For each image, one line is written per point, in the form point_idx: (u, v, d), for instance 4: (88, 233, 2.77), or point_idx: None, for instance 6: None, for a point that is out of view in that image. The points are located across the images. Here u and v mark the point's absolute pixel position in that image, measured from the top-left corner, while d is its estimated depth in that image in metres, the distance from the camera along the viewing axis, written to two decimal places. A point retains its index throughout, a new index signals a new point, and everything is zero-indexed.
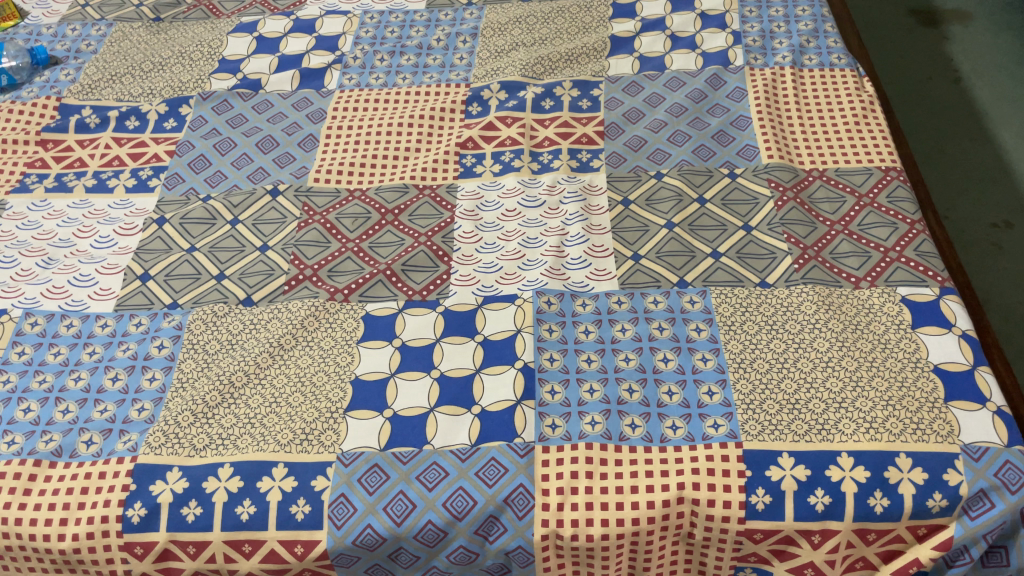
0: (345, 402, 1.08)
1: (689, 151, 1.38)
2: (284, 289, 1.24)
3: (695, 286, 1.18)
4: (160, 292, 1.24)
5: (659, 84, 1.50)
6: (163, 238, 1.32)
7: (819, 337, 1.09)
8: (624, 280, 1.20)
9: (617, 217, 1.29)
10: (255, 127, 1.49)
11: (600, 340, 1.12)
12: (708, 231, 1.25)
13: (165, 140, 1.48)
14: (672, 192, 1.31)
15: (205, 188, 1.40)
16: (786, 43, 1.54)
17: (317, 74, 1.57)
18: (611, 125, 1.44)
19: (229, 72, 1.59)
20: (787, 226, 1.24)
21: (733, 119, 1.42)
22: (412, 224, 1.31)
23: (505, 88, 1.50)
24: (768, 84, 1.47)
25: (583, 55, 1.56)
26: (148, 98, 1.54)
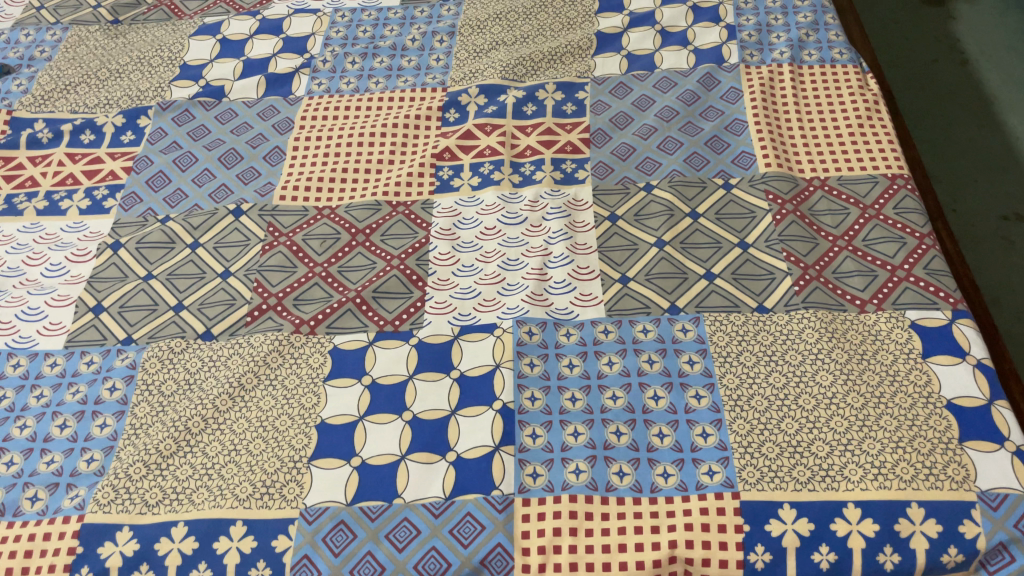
0: (309, 450, 1.00)
1: (681, 160, 1.28)
2: (246, 320, 1.15)
3: (687, 313, 1.09)
4: (113, 327, 1.16)
5: (648, 85, 1.40)
6: (118, 265, 1.24)
7: (822, 371, 1.01)
8: (611, 307, 1.11)
9: (603, 234, 1.20)
10: (217, 140, 1.39)
11: (585, 375, 1.03)
12: (702, 250, 1.16)
13: (122, 155, 1.39)
14: (661, 206, 1.22)
15: (164, 208, 1.31)
16: (784, 38, 1.45)
17: (284, 80, 1.48)
18: (597, 131, 1.35)
19: (191, 78, 1.49)
20: (786, 243, 1.15)
21: (728, 124, 1.33)
22: (384, 246, 1.23)
23: (485, 92, 1.41)
24: (765, 84, 1.37)
25: (568, 55, 1.47)
26: (105, 110, 1.45)
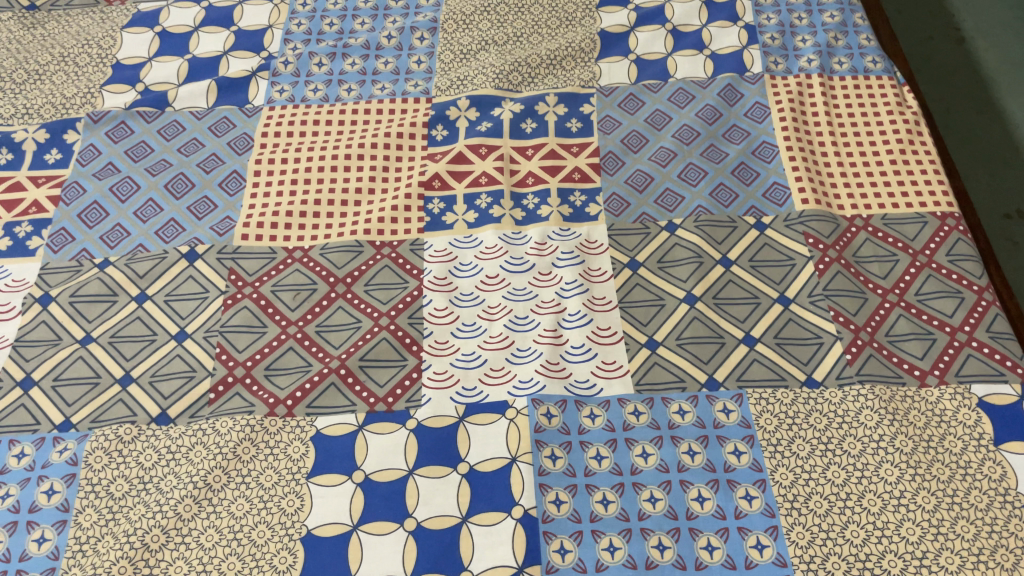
0: (296, 571, 0.85)
1: (706, 193, 1.13)
2: (209, 398, 0.97)
3: (728, 388, 0.95)
4: (48, 408, 0.97)
5: (662, 98, 1.24)
6: (50, 325, 1.04)
7: (886, 464, 0.89)
8: (640, 380, 0.96)
9: (623, 286, 1.05)
10: (162, 161, 1.18)
11: (616, 471, 0.89)
12: (737, 307, 1.02)
13: (48, 180, 1.17)
14: (687, 250, 1.07)
15: (101, 249, 1.10)
16: (811, 42, 1.29)
17: (240, 84, 1.26)
18: (608, 155, 1.18)
19: (126, 81, 1.27)
20: (831, 299, 1.02)
21: (755, 147, 1.17)
22: (369, 299, 1.05)
23: (476, 105, 1.23)
24: (794, 100, 1.21)
25: (569, 59, 1.29)
26: (24, 122, 1.23)
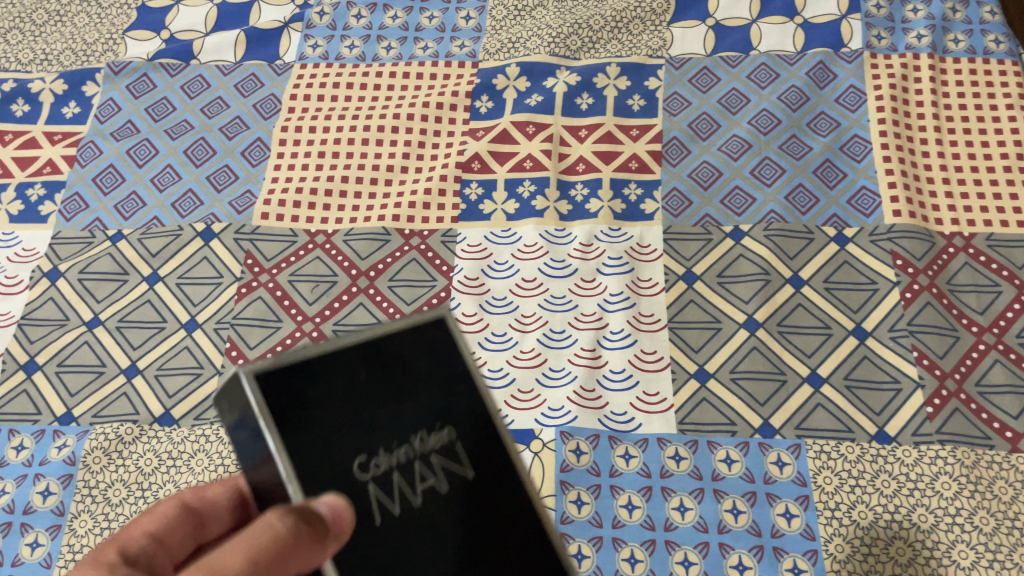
0: None
1: (781, 196, 0.98)
2: (215, 399, 0.90)
3: (785, 437, 0.84)
4: (50, 397, 0.92)
5: (741, 74, 1.08)
6: (58, 303, 0.98)
7: (960, 544, 0.77)
8: (684, 418, 0.86)
9: (675, 302, 0.93)
10: (184, 122, 1.09)
11: (648, 525, 0.80)
12: (805, 338, 0.89)
13: (64, 137, 1.09)
14: (754, 264, 0.94)
15: (114, 220, 1.03)
16: (922, 14, 1.11)
17: (271, 37, 1.16)
18: (671, 141, 1.04)
19: (151, 27, 1.18)
20: (916, 336, 0.88)
21: (844, 142, 1.02)
22: (392, 297, 0.95)
23: (527, 74, 1.10)
24: (896, 85, 1.04)
25: (637, 22, 1.13)
26: (43, 69, 1.15)
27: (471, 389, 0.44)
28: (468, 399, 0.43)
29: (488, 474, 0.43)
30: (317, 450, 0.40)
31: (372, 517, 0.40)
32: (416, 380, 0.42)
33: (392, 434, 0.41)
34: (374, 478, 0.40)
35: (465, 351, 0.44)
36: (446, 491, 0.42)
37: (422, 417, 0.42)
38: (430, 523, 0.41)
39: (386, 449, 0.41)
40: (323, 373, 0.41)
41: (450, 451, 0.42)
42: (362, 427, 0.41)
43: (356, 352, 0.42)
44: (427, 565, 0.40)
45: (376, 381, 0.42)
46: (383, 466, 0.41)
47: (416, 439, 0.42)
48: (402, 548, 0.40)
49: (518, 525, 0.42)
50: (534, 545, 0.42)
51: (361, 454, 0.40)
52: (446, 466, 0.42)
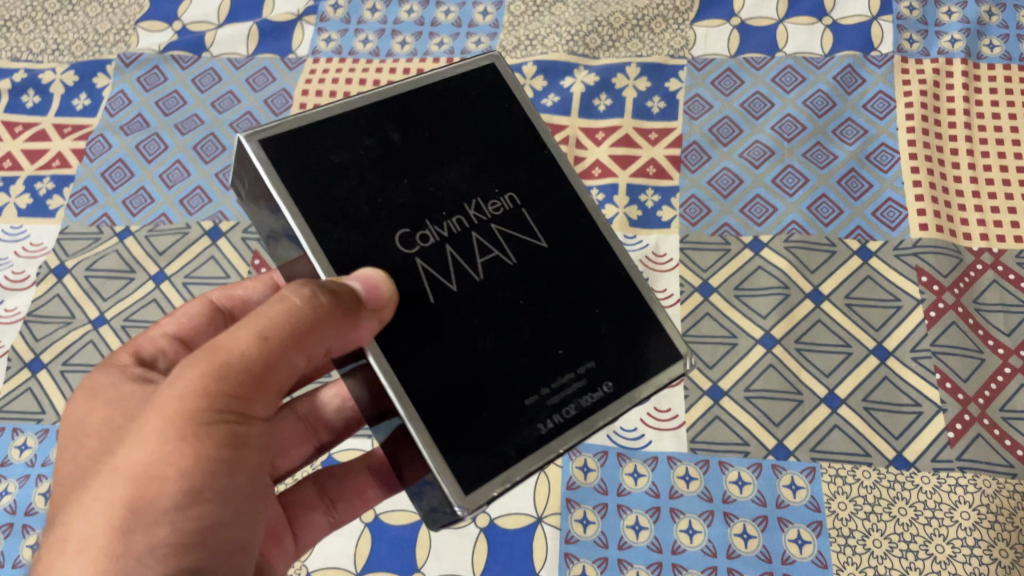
0: None
1: (804, 207, 0.95)
2: None
3: (799, 460, 0.81)
4: (54, 395, 0.91)
5: (765, 77, 1.04)
6: (64, 300, 0.97)
7: None
8: (696, 437, 0.83)
9: (690, 315, 0.90)
10: (194, 117, 1.07)
11: (655, 547, 0.78)
12: (824, 356, 0.86)
13: (73, 130, 1.08)
14: (773, 277, 0.91)
15: (122, 216, 1.01)
16: (957, 16, 1.06)
17: (284, 30, 1.13)
18: (691, 145, 1.01)
19: (163, 18, 1.16)
20: (939, 357, 0.85)
21: (870, 151, 0.98)
22: None
23: (544, 73, 1.07)
24: (927, 92, 1.01)
25: (659, 20, 1.10)
26: (55, 60, 1.13)
27: (512, 106, 0.58)
28: (518, 158, 0.57)
29: (546, 213, 0.56)
30: (383, 209, 0.52)
31: (427, 291, 0.52)
32: (468, 145, 0.56)
33: (447, 204, 0.54)
34: (421, 250, 0.52)
35: (500, 103, 0.58)
36: (510, 260, 0.54)
37: (478, 190, 0.55)
38: (484, 279, 0.53)
39: (434, 220, 0.53)
40: (356, 138, 0.53)
41: (504, 215, 0.55)
42: (423, 194, 0.53)
43: (400, 120, 0.55)
44: (512, 320, 0.53)
45: (414, 141, 0.54)
46: (434, 238, 0.53)
47: (469, 210, 0.54)
48: (461, 317, 0.52)
49: (585, 269, 0.56)
50: (609, 290, 0.56)
51: (409, 228, 0.53)
52: (502, 232, 0.55)
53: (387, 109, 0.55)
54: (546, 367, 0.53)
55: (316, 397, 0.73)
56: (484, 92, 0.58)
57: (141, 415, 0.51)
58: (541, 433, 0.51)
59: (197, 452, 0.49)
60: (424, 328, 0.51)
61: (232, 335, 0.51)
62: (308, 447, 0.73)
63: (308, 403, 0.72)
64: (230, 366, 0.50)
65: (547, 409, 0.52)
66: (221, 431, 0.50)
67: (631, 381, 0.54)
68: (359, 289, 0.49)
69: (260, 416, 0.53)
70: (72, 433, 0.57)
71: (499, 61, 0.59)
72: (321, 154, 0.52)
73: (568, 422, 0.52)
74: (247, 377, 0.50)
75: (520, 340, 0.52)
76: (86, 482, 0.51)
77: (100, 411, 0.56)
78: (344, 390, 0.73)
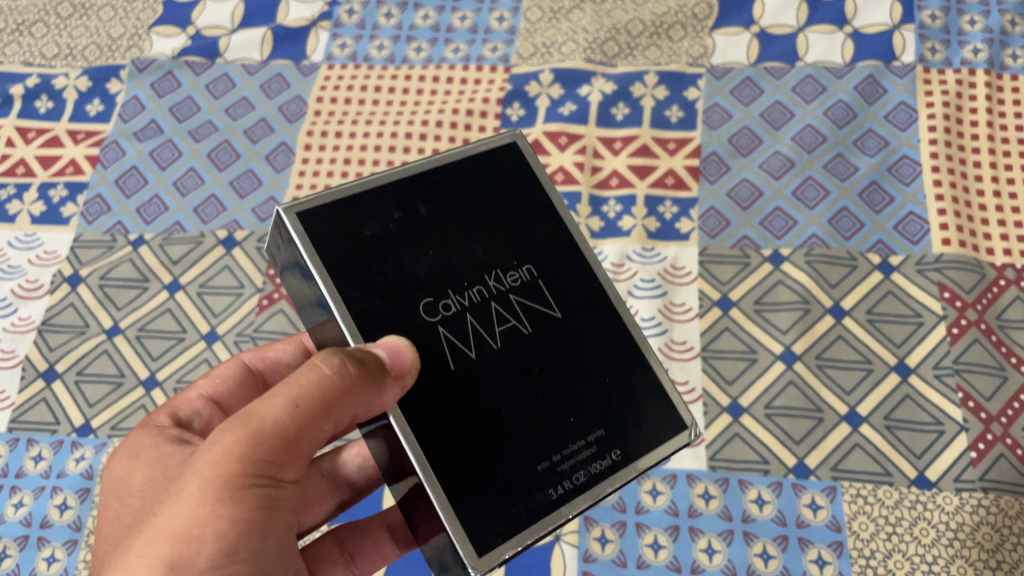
0: None
1: (824, 220, 0.94)
2: None
3: (820, 479, 0.81)
4: (69, 406, 0.91)
5: (785, 86, 1.03)
6: (78, 309, 0.96)
7: None
8: (715, 455, 0.82)
9: (709, 330, 0.89)
10: (208, 124, 1.07)
11: (674, 566, 0.77)
12: (846, 373, 0.86)
13: (87, 136, 1.07)
14: (793, 292, 0.90)
15: (136, 224, 1.01)
16: (981, 25, 1.05)
17: (298, 35, 1.12)
18: (710, 156, 1.00)
19: (177, 23, 1.15)
20: (961, 375, 0.84)
21: (892, 163, 0.97)
22: None
23: (561, 81, 1.06)
24: (950, 103, 0.99)
25: (678, 27, 1.09)
26: (68, 64, 1.13)
27: (527, 184, 0.57)
28: (537, 230, 0.56)
29: (564, 280, 0.55)
30: (403, 278, 0.51)
31: (447, 358, 0.50)
32: (491, 216, 0.55)
33: (468, 274, 0.53)
34: (443, 319, 0.51)
35: (516, 178, 0.57)
36: (528, 329, 0.53)
37: (499, 261, 0.54)
38: (504, 349, 0.52)
39: (455, 290, 0.52)
40: (378, 210, 0.52)
41: (524, 285, 0.54)
42: (444, 263, 0.52)
43: (426, 193, 0.54)
44: (528, 384, 0.52)
45: (436, 211, 0.53)
46: (455, 308, 0.52)
47: (489, 279, 0.53)
48: (476, 384, 0.50)
49: (601, 333, 0.55)
50: (623, 352, 0.55)
51: (431, 297, 0.51)
52: (521, 301, 0.53)
53: (411, 180, 0.54)
54: (557, 436, 0.51)
55: (338, 456, 0.72)
56: (505, 169, 0.57)
57: (184, 478, 0.51)
58: (551, 499, 0.50)
59: (232, 514, 0.48)
60: (441, 398, 0.50)
61: (267, 402, 0.50)
62: (331, 504, 0.72)
63: (331, 461, 0.72)
64: (263, 432, 0.49)
65: (557, 475, 0.50)
66: (255, 495, 0.49)
67: (642, 449, 0.53)
68: (381, 360, 0.47)
69: (293, 480, 0.52)
70: (113, 484, 0.58)
71: (520, 138, 0.58)
72: (349, 227, 0.51)
73: (577, 489, 0.51)
74: (279, 443, 0.50)
75: (535, 406, 0.51)
76: (138, 531, 0.51)
77: (141, 468, 0.57)
78: (367, 449, 0.73)
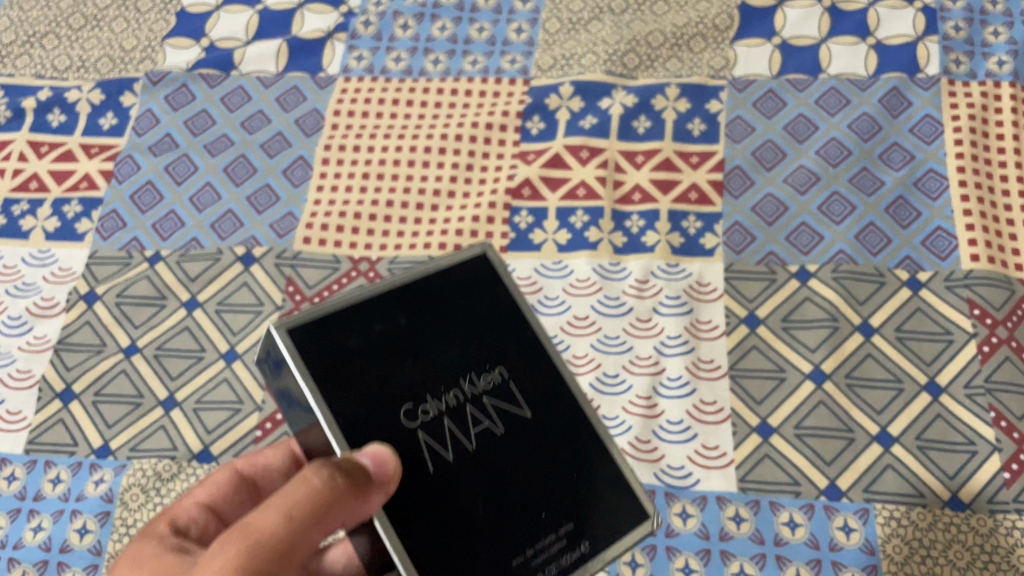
0: None
1: (851, 236, 0.93)
2: (255, 436, 0.87)
3: (852, 501, 0.79)
4: (87, 427, 0.89)
5: (808, 99, 1.02)
6: (95, 327, 0.95)
7: None
8: (745, 477, 0.81)
9: (737, 348, 0.88)
10: (224, 138, 1.05)
11: None
12: (876, 393, 0.84)
13: (101, 150, 1.06)
14: (821, 309, 0.89)
15: (153, 240, 0.99)
16: (1005, 36, 1.04)
17: (314, 47, 1.11)
18: (733, 170, 0.99)
19: (190, 34, 1.14)
20: (993, 395, 0.83)
21: (918, 177, 0.96)
22: None
23: (581, 93, 1.05)
24: (976, 116, 0.98)
25: (698, 39, 1.08)
26: (80, 77, 1.11)
27: (505, 291, 0.55)
28: (514, 337, 0.55)
29: (542, 385, 0.54)
30: (381, 391, 0.50)
31: (426, 462, 0.50)
32: (468, 324, 0.53)
33: (445, 378, 0.52)
34: (422, 425, 0.50)
35: (496, 285, 0.55)
36: (501, 429, 0.52)
37: (473, 363, 0.53)
38: (479, 452, 0.51)
39: (433, 395, 0.51)
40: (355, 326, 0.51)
41: (497, 386, 0.53)
42: (421, 371, 0.51)
43: (406, 303, 0.52)
44: (500, 485, 0.51)
45: (414, 322, 0.52)
46: (433, 412, 0.51)
47: (464, 382, 0.52)
48: (449, 490, 0.50)
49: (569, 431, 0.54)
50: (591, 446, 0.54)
51: (410, 402, 0.50)
52: (495, 403, 0.52)
53: (386, 293, 0.52)
54: (529, 534, 0.51)
55: (323, 557, 0.68)
56: (485, 276, 0.55)
57: None
58: None
59: None
60: (415, 506, 0.49)
61: (258, 514, 0.48)
62: None
63: (317, 562, 0.68)
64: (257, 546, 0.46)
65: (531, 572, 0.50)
66: None
67: (607, 542, 0.53)
68: (368, 470, 0.47)
69: None
70: None
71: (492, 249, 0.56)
72: (327, 342, 0.50)
73: None
74: (272, 556, 0.46)
75: (506, 508, 0.51)
76: None
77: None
78: (351, 548, 0.67)
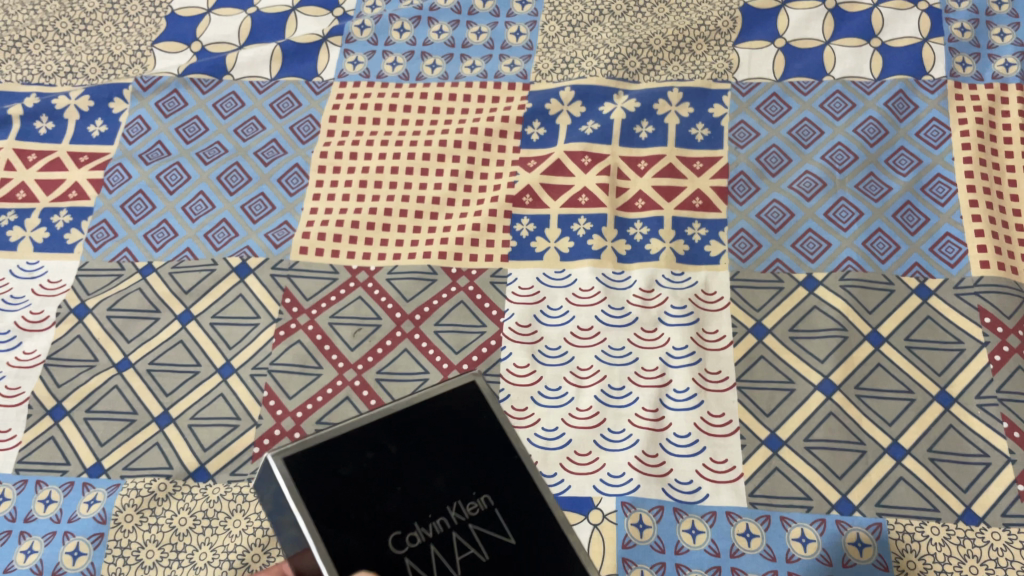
0: None
1: (859, 242, 0.91)
2: (252, 454, 0.84)
3: (866, 514, 0.77)
4: (79, 446, 0.86)
5: (813, 103, 1.01)
6: (86, 342, 0.92)
7: None
8: (755, 491, 0.79)
9: (744, 358, 0.86)
10: (217, 145, 1.03)
11: None
12: (887, 404, 0.83)
13: (90, 158, 1.03)
14: (829, 318, 0.87)
15: (145, 251, 0.97)
16: (1010, 38, 1.03)
17: (308, 52, 1.09)
18: (738, 176, 0.97)
19: (181, 39, 1.12)
20: (1005, 405, 0.82)
21: (926, 182, 0.94)
22: (437, 340, 0.89)
23: (582, 97, 1.03)
24: (983, 119, 0.97)
25: (700, 42, 1.06)
26: (68, 83, 1.09)
27: (498, 417, 0.51)
28: (513, 474, 0.50)
29: (534, 531, 0.48)
30: (369, 521, 0.47)
31: None
32: (458, 451, 0.49)
33: (432, 504, 0.48)
34: (410, 552, 0.46)
35: (497, 412, 0.51)
36: (486, 558, 0.47)
37: (460, 489, 0.48)
38: None
39: (421, 521, 0.47)
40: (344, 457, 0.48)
41: (484, 514, 0.48)
42: (409, 501, 0.47)
43: (399, 432, 0.49)
44: None
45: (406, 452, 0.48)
46: (420, 539, 0.47)
47: (451, 508, 0.48)
48: None
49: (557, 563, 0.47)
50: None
51: (398, 529, 0.47)
52: (481, 531, 0.48)
53: (377, 424, 0.49)
54: None
55: None
56: (487, 403, 0.51)
57: None
58: None
59: None
60: None
61: None
62: None
63: None
64: None
65: None
66: None
67: None
68: None
69: None
70: None
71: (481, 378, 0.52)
72: (321, 470, 0.47)
73: None
74: None
75: None
76: None
77: None
78: None
